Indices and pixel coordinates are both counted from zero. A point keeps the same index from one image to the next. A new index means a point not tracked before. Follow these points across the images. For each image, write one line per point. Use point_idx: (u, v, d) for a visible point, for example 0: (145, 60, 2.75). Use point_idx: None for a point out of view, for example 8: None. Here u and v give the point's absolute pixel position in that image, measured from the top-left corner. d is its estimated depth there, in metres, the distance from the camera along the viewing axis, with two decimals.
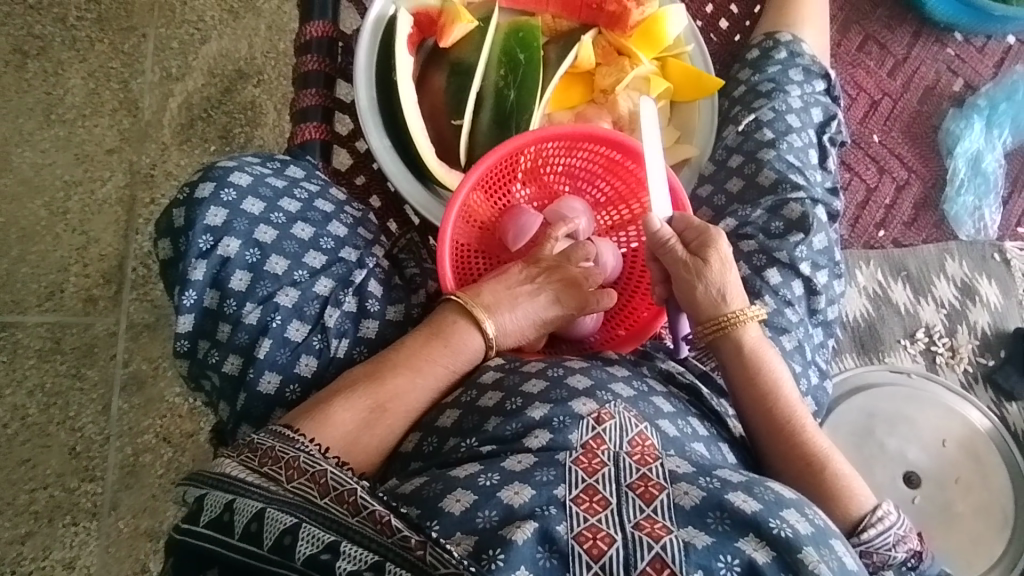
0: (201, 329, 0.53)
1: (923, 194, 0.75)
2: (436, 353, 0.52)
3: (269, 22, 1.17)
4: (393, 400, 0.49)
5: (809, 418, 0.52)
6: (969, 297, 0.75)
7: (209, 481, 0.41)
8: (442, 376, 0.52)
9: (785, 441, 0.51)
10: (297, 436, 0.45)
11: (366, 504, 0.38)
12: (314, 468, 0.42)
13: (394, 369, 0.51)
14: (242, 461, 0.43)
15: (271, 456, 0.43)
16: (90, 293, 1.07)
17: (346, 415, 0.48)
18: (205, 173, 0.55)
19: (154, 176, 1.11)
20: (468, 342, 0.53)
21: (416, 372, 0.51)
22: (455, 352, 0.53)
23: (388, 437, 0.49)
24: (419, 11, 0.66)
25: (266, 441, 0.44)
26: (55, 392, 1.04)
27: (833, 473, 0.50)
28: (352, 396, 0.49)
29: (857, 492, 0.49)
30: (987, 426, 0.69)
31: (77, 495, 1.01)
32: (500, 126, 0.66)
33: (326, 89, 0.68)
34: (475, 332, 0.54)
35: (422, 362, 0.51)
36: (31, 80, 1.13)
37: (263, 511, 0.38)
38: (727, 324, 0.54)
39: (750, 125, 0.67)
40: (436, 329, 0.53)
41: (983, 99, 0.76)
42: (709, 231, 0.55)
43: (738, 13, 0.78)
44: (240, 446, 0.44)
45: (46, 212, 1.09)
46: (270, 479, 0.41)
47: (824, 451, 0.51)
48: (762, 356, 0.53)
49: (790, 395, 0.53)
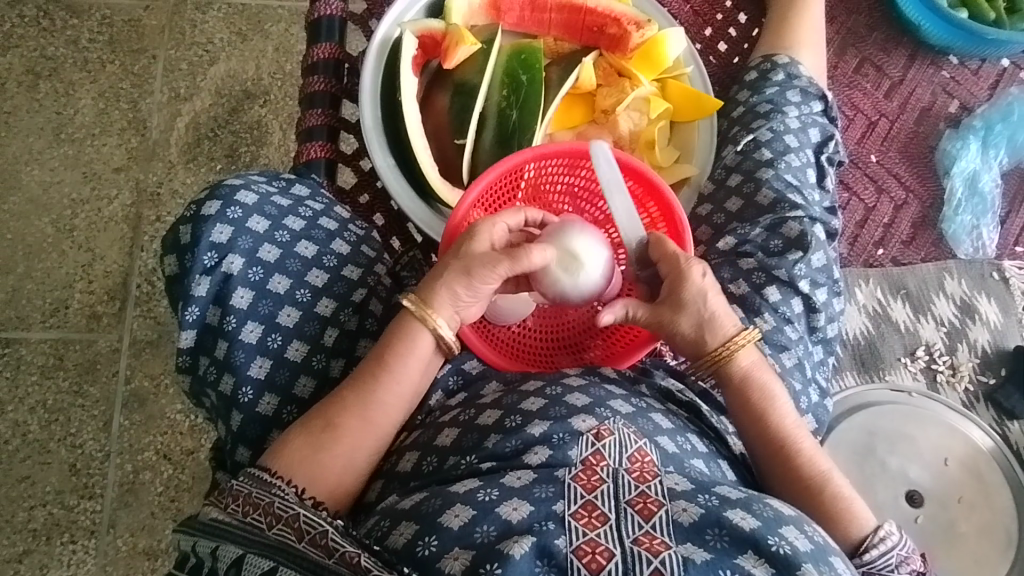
0: (202, 346, 0.53)
1: (921, 213, 0.76)
2: (382, 364, 0.51)
3: (277, 43, 1.19)
4: (351, 423, 0.49)
5: (807, 439, 0.52)
6: (968, 316, 0.75)
7: (198, 529, 0.43)
8: (392, 385, 0.51)
9: (781, 464, 0.51)
10: (274, 479, 0.46)
11: (337, 547, 0.39)
12: (290, 512, 0.43)
13: (346, 386, 0.51)
14: (225, 508, 0.44)
15: (251, 503, 0.44)
16: (94, 310, 1.07)
17: (297, 442, 0.48)
18: (211, 192, 0.55)
19: (160, 195, 1.12)
20: (416, 346, 0.52)
21: (374, 393, 0.50)
22: (400, 359, 0.51)
23: (349, 454, 0.48)
24: (423, 33, 0.67)
25: (246, 486, 0.45)
26: (56, 409, 1.04)
27: (831, 495, 0.50)
28: (305, 422, 0.49)
29: (858, 513, 0.49)
30: (990, 445, 0.69)
31: (75, 513, 1.01)
32: (502, 146, 0.67)
33: (331, 109, 0.70)
34: (421, 332, 0.52)
35: (369, 375, 0.51)
36: (42, 100, 1.15)
37: (240, 558, 0.40)
38: (717, 356, 0.54)
39: (748, 145, 0.68)
40: (390, 343, 0.52)
41: (979, 120, 0.77)
42: (681, 265, 0.55)
43: (736, 37, 0.80)
44: (224, 493, 0.45)
45: (53, 229, 1.10)
46: (253, 526, 0.42)
47: (822, 473, 0.51)
48: (755, 383, 0.53)
49: (785, 418, 0.53)
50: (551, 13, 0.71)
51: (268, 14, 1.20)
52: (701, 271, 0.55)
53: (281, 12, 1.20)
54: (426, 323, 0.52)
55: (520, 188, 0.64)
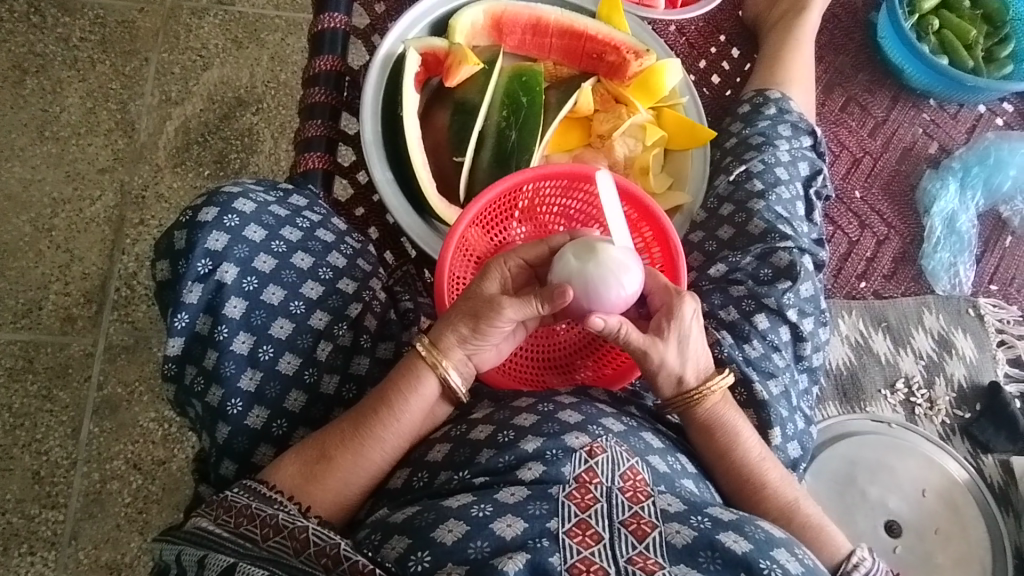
0: (190, 354, 0.52)
1: (902, 249, 0.78)
2: (386, 404, 0.50)
3: (272, 53, 1.19)
4: (348, 455, 0.48)
5: (773, 470, 0.54)
6: (946, 350, 0.77)
7: (182, 539, 0.43)
8: (392, 426, 0.49)
9: (749, 496, 0.53)
10: (272, 493, 0.46)
11: (347, 556, 0.38)
12: (292, 525, 0.42)
13: (347, 420, 0.50)
14: (218, 520, 0.43)
15: (247, 514, 0.43)
16: (69, 312, 1.04)
17: (291, 469, 0.48)
18: (208, 198, 0.55)
19: (145, 198, 1.11)
20: (422, 390, 0.50)
21: (376, 428, 0.49)
22: (404, 401, 0.50)
23: (341, 488, 0.48)
24: (426, 51, 0.67)
25: (242, 498, 0.45)
26: (22, 413, 1.01)
27: (799, 523, 0.52)
28: (301, 450, 0.49)
29: (830, 540, 0.51)
30: (966, 478, 0.71)
31: (37, 523, 0.97)
32: (500, 165, 0.67)
33: (331, 121, 0.70)
34: (429, 377, 0.51)
35: (370, 413, 0.50)
36: (27, 96, 1.13)
37: (233, 566, 0.39)
38: (688, 399, 0.54)
39: (741, 176, 0.70)
40: (398, 380, 0.50)
41: (957, 162, 0.80)
42: (673, 300, 0.54)
43: (728, 71, 0.82)
44: (213, 504, 0.45)
45: (31, 228, 1.07)
46: (248, 538, 0.42)
47: (788, 503, 0.53)
48: (729, 420, 0.54)
49: (751, 452, 0.54)
50: (552, 39, 0.72)
51: (265, 23, 1.20)
52: (692, 311, 0.54)
53: (278, 22, 1.20)
54: (436, 369, 0.51)
55: (517, 208, 0.65)
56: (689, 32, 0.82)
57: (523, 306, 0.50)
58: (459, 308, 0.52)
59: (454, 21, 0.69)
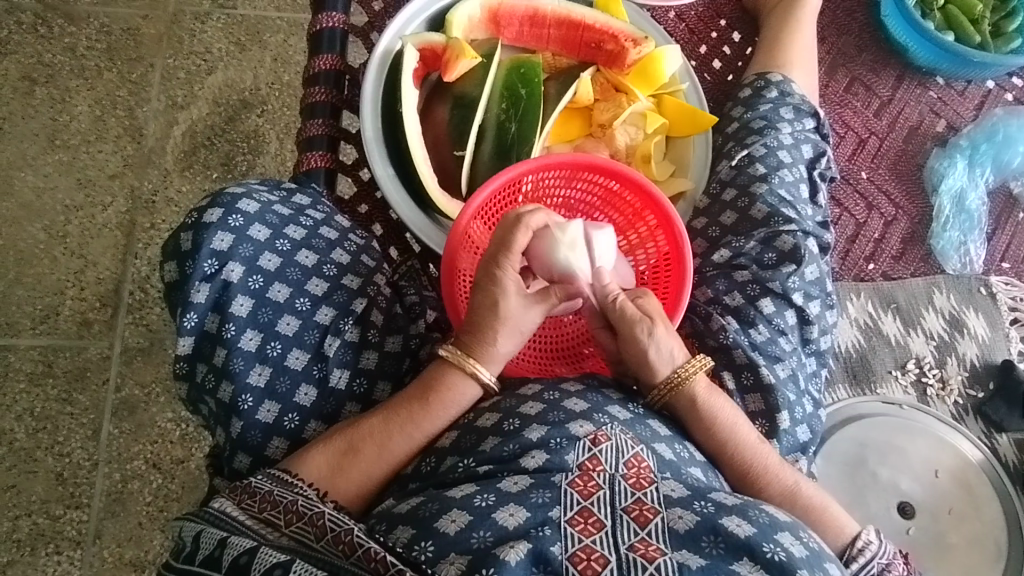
0: (200, 353, 0.53)
1: (910, 229, 0.77)
2: (422, 401, 0.50)
3: (275, 54, 1.20)
4: (371, 446, 0.49)
5: (770, 455, 0.54)
6: (957, 330, 0.76)
7: (206, 518, 0.44)
8: (425, 422, 0.50)
9: (751, 484, 0.53)
10: (294, 479, 0.47)
11: (360, 543, 0.39)
12: (312, 510, 0.43)
13: (378, 414, 0.50)
14: (242, 504, 0.45)
15: (270, 500, 0.45)
16: (86, 317, 1.06)
17: (318, 459, 0.48)
18: (213, 199, 0.55)
19: (155, 203, 1.12)
20: (460, 391, 0.51)
21: (408, 425, 0.50)
22: (440, 402, 0.51)
23: (361, 480, 0.48)
24: (424, 46, 0.68)
25: (265, 485, 0.46)
26: (43, 417, 1.03)
27: (804, 505, 0.52)
28: (327, 441, 0.49)
29: (833, 519, 0.52)
30: (979, 458, 0.70)
31: (61, 523, 0.99)
32: (501, 158, 0.68)
33: (332, 119, 0.70)
34: (465, 380, 0.51)
35: (403, 409, 0.50)
36: (38, 106, 1.14)
37: (255, 547, 0.39)
38: (667, 387, 0.54)
39: (743, 160, 0.69)
40: (434, 379, 0.51)
41: (965, 139, 0.79)
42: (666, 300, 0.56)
43: (730, 55, 0.82)
44: (239, 489, 0.46)
45: (45, 235, 1.09)
46: (272, 525, 0.43)
47: (791, 487, 0.53)
48: (711, 411, 0.53)
49: (748, 438, 0.54)
50: (550, 29, 0.72)
51: (267, 25, 1.21)
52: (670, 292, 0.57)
53: (280, 23, 1.21)
54: (466, 369, 0.51)
55: (519, 200, 0.65)
56: (689, 17, 0.81)
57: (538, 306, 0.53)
58: (477, 301, 0.53)
59: (452, 15, 0.69)
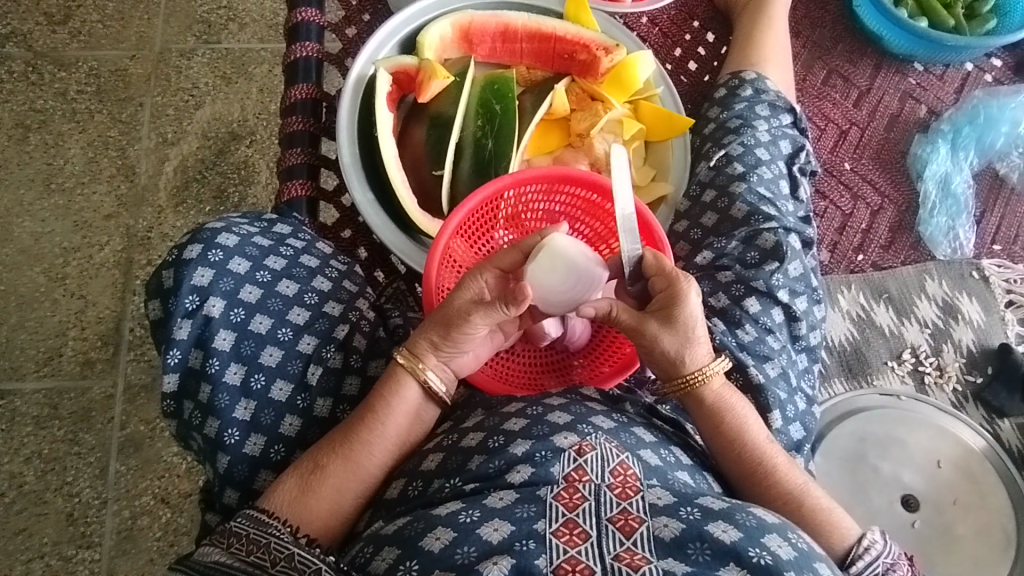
0: (185, 389, 0.53)
1: (897, 217, 0.77)
2: (374, 411, 0.51)
3: (261, 85, 1.22)
4: (334, 461, 0.49)
5: (779, 453, 0.53)
6: (951, 316, 0.76)
7: (195, 570, 0.43)
8: (378, 430, 0.50)
9: (758, 483, 0.52)
10: (270, 518, 0.46)
11: None
12: (286, 552, 0.43)
13: (337, 431, 0.51)
14: (228, 549, 0.44)
15: (253, 542, 0.44)
16: (88, 356, 1.08)
17: (288, 484, 0.48)
18: (192, 235, 0.56)
19: (150, 239, 1.14)
20: (405, 394, 0.52)
21: (365, 436, 0.50)
22: (388, 407, 0.51)
23: (334, 497, 0.48)
24: (396, 69, 0.68)
25: (245, 527, 0.45)
26: (51, 458, 1.04)
27: (810, 507, 0.51)
28: (295, 465, 0.50)
29: (837, 522, 0.50)
30: (982, 445, 0.69)
31: (73, 564, 0.99)
32: (479, 175, 0.68)
33: (310, 147, 0.71)
34: (409, 383, 0.52)
35: (359, 422, 0.51)
36: (32, 151, 1.17)
37: None
38: (690, 380, 0.54)
39: (720, 161, 0.69)
40: (379, 387, 0.52)
41: (947, 123, 0.79)
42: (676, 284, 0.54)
43: (705, 56, 0.82)
44: (222, 533, 0.46)
45: (45, 278, 1.11)
46: (257, 567, 0.43)
47: (798, 488, 0.52)
48: (725, 406, 0.54)
49: (758, 437, 0.53)
50: (522, 44, 0.73)
51: (252, 57, 1.23)
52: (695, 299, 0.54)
53: (264, 55, 1.23)
54: (416, 374, 0.52)
55: (499, 216, 0.65)
56: (662, 22, 0.82)
57: (490, 316, 0.51)
58: (433, 319, 0.52)
59: (423, 37, 0.70)
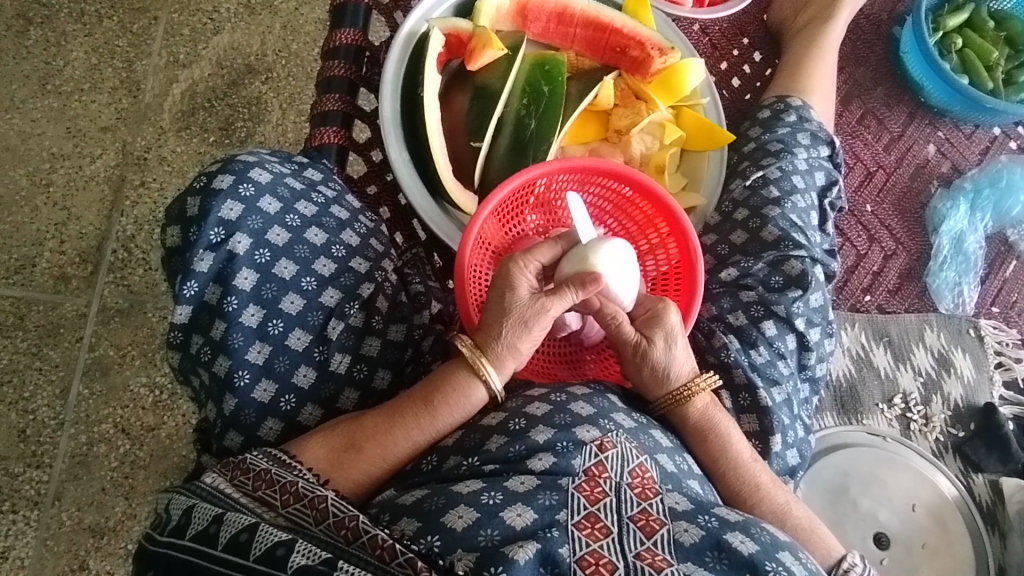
0: (197, 323, 0.51)
1: (908, 265, 0.78)
2: (427, 405, 0.49)
3: (285, 21, 1.17)
4: (372, 442, 0.48)
5: (763, 473, 0.55)
6: (944, 369, 0.79)
7: (196, 495, 0.41)
8: (428, 429, 0.49)
9: (746, 500, 0.53)
10: (292, 460, 0.46)
11: (367, 529, 0.37)
12: (313, 494, 0.42)
13: (381, 414, 0.49)
14: (235, 482, 0.43)
15: (266, 479, 0.43)
16: (63, 271, 1.03)
17: (318, 452, 0.48)
18: (223, 165, 0.53)
19: (146, 160, 1.09)
20: (469, 400, 0.50)
21: (410, 429, 0.48)
22: (447, 409, 0.49)
23: (364, 479, 0.48)
24: (450, 31, 0.66)
25: (262, 463, 0.45)
26: (10, 370, 0.99)
27: (793, 525, 0.53)
28: (328, 434, 0.48)
29: (822, 542, 0.52)
30: (955, 495, 0.71)
31: (20, 482, 0.95)
32: (517, 153, 0.66)
33: (348, 96, 0.68)
34: (476, 387, 0.50)
35: (409, 413, 0.49)
36: (30, 47, 1.10)
37: (255, 524, 0.36)
38: (676, 397, 0.55)
39: (757, 181, 0.70)
40: (439, 382, 0.50)
41: (969, 182, 0.81)
42: (657, 305, 0.56)
43: (749, 74, 0.82)
44: (231, 466, 0.45)
45: (27, 182, 1.05)
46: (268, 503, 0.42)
47: (781, 506, 0.54)
48: (711, 423, 0.55)
49: (742, 454, 0.54)
50: (577, 29, 0.71)
51: None
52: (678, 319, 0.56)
53: None
54: (479, 374, 0.50)
55: (530, 200, 0.63)
56: (713, 32, 0.81)
57: (561, 303, 0.51)
58: (507, 323, 0.50)
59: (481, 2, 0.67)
